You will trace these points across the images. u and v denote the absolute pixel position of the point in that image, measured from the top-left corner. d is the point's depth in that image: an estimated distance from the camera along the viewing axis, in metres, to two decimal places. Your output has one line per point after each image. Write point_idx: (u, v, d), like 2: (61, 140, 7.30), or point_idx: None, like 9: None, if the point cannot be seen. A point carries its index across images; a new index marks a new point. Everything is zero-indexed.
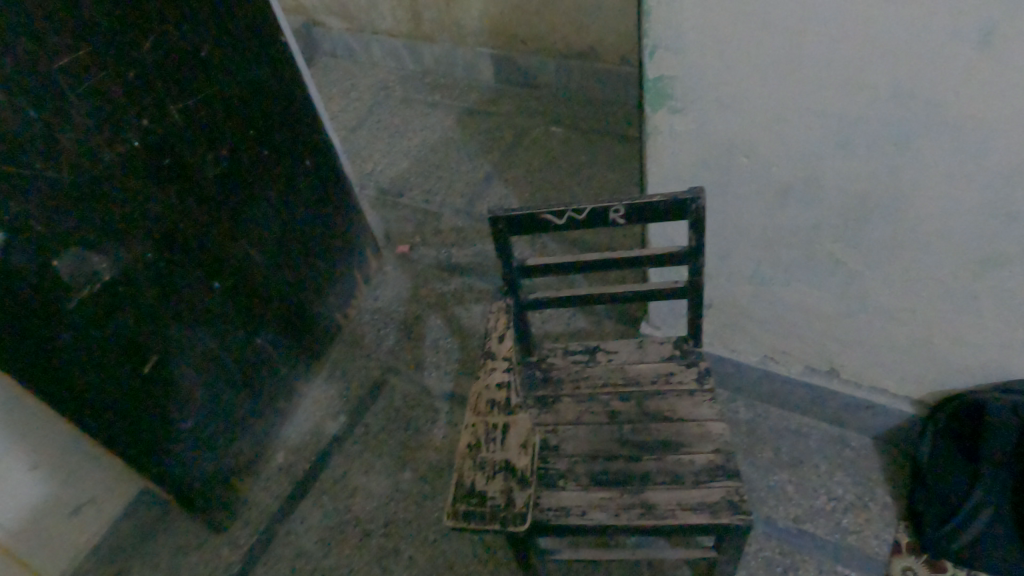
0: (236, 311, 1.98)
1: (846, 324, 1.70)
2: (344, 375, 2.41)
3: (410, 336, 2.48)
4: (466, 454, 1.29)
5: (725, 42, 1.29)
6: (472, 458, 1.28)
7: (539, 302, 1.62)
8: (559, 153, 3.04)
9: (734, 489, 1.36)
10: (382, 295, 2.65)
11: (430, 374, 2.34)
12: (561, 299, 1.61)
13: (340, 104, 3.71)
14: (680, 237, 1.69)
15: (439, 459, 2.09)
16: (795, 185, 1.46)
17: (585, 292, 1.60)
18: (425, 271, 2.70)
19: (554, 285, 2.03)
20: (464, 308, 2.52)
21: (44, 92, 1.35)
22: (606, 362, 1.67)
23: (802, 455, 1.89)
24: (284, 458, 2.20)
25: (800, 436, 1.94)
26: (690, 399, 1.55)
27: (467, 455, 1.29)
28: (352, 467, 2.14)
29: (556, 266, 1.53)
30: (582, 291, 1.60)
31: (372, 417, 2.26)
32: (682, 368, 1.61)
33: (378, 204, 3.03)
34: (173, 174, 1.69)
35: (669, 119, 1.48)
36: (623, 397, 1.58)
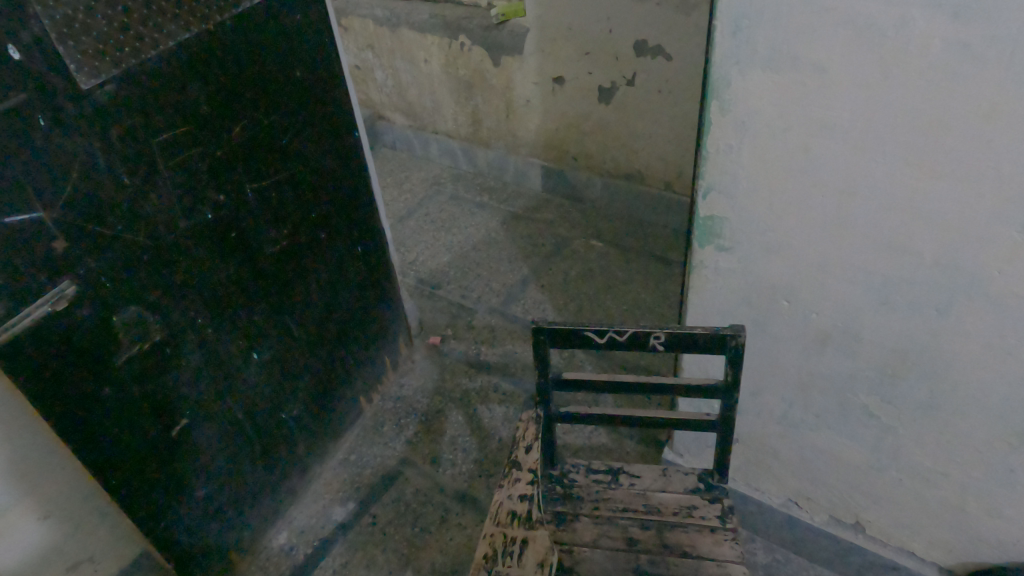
0: (267, 383, 2.01)
1: (876, 479, 1.67)
2: (359, 460, 2.39)
3: (429, 429, 2.47)
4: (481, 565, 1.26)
5: (776, 194, 1.37)
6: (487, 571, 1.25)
7: (569, 415, 1.61)
8: (596, 266, 3.12)
9: None
10: (408, 383, 2.67)
11: (445, 471, 2.32)
12: (591, 416, 1.60)
13: (393, 194, 3.89)
14: (714, 369, 1.71)
15: (443, 562, 2.04)
16: (834, 335, 1.49)
17: (616, 411, 1.59)
18: (453, 364, 2.73)
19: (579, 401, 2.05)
20: (486, 407, 2.52)
21: (141, 161, 1.46)
22: (628, 485, 1.65)
23: None
24: (287, 538, 2.16)
25: None
26: (712, 535, 1.51)
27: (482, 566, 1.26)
28: (354, 558, 2.08)
29: (590, 383, 1.54)
30: (613, 409, 1.60)
31: (381, 508, 2.22)
32: (705, 502, 1.58)
33: (416, 293, 3.11)
34: (236, 246, 1.78)
35: (714, 256, 1.54)
36: (643, 524, 1.55)
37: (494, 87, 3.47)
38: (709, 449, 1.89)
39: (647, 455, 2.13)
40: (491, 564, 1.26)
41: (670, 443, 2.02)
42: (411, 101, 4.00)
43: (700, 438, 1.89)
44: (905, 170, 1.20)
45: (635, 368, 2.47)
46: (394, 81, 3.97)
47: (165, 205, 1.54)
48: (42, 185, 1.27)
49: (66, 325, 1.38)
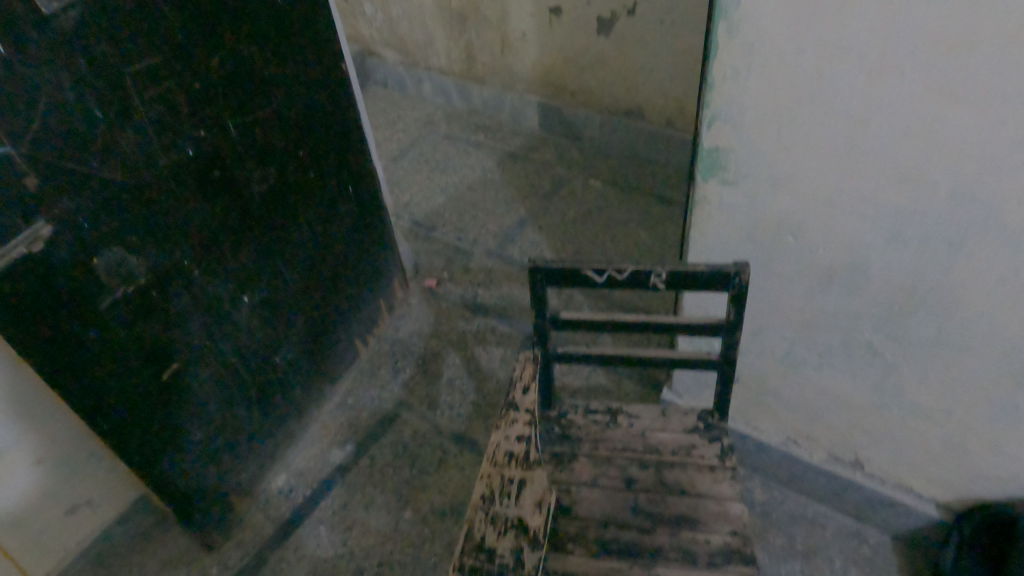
0: (259, 326, 1.97)
1: (877, 417, 1.65)
2: (356, 402, 2.38)
3: (426, 371, 2.45)
4: (478, 506, 1.25)
5: (785, 123, 1.29)
6: (483, 512, 1.24)
7: (566, 355, 1.56)
8: (595, 207, 3.05)
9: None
10: (404, 326, 2.64)
11: (442, 413, 2.30)
12: (589, 356, 1.55)
13: (385, 133, 3.78)
14: (715, 308, 1.67)
15: (441, 503, 2.05)
16: (841, 272, 1.44)
17: (616, 351, 1.55)
18: (449, 307, 2.69)
19: (576, 342, 2.02)
20: (484, 350, 2.50)
21: (114, 94, 1.38)
22: (626, 426, 1.63)
23: (817, 546, 1.83)
24: (286, 481, 2.16)
25: (815, 525, 1.88)
26: (711, 475, 1.50)
27: (478, 507, 1.25)
28: (353, 499, 2.09)
29: (589, 323, 1.49)
30: (613, 348, 1.56)
31: (379, 450, 2.22)
32: (704, 442, 1.57)
33: (411, 235, 3.04)
34: (221, 185, 1.71)
35: (718, 190, 1.48)
36: (641, 464, 1.54)
37: (488, 21, 3.32)
38: (709, 389, 1.87)
39: (646, 395, 2.11)
40: (487, 504, 1.25)
41: (669, 383, 2.00)
42: (403, 35, 3.84)
43: (700, 378, 1.87)
44: (924, 94, 1.13)
45: (635, 309, 2.43)
46: (384, 14, 3.80)
47: (143, 141, 1.47)
48: (8, 119, 1.20)
49: (44, 268, 1.32)
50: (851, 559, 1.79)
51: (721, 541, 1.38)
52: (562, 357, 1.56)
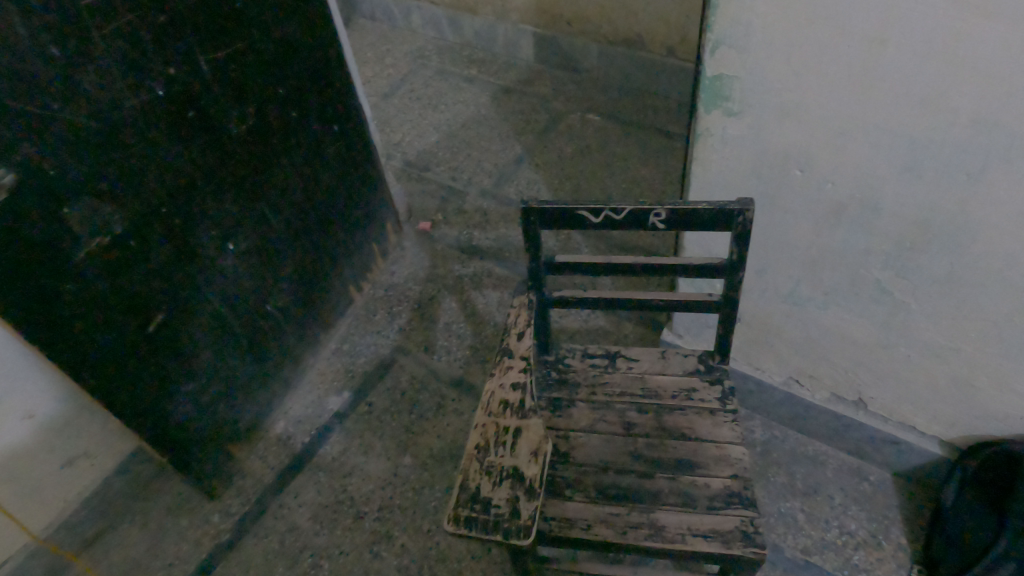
0: (246, 274, 1.91)
1: (883, 355, 1.61)
2: (352, 349, 2.35)
3: (423, 316, 2.41)
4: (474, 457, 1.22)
5: (795, 46, 1.20)
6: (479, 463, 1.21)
7: (562, 299, 1.50)
8: (593, 143, 2.94)
9: (748, 518, 1.31)
10: (399, 271, 2.58)
11: (439, 357, 2.27)
12: (586, 300, 1.50)
13: (375, 69, 3.63)
14: (717, 247, 1.61)
15: (440, 448, 2.04)
16: (850, 207, 1.37)
17: (614, 294, 1.49)
18: (445, 250, 2.63)
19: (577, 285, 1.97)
20: (480, 293, 2.45)
21: (71, 29, 1.28)
22: (625, 369, 1.59)
23: (817, 484, 1.83)
24: (284, 428, 2.15)
25: (816, 464, 1.87)
26: (711, 418, 1.47)
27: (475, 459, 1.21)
28: (352, 445, 2.08)
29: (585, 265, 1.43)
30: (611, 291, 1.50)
31: (376, 396, 2.20)
32: (704, 385, 1.53)
33: (403, 176, 2.95)
34: (195, 126, 1.62)
35: (722, 122, 1.39)
36: (640, 409, 1.51)
37: None
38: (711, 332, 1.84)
39: (647, 337, 2.08)
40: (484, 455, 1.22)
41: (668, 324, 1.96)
42: None
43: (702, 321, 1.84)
44: (949, 9, 1.03)
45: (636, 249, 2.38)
46: None
47: (107, 80, 1.37)
48: None
49: (10, 219, 1.26)
50: (851, 496, 1.79)
51: (721, 485, 1.36)
52: (557, 301, 1.51)
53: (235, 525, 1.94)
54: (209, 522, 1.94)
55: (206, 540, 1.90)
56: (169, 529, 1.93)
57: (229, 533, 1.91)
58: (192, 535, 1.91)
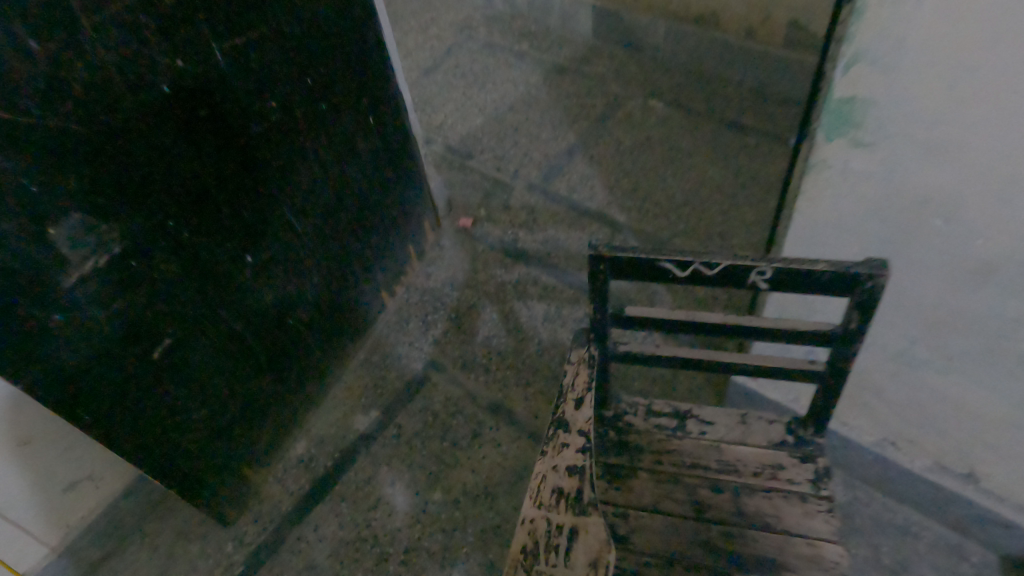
0: (267, 286, 1.71)
1: (1010, 435, 1.34)
2: (381, 361, 2.15)
3: (460, 327, 2.19)
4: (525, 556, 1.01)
5: (966, 70, 0.91)
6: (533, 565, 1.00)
7: (629, 354, 1.27)
8: (655, 135, 2.65)
9: None
10: (436, 273, 2.36)
11: (476, 377, 2.06)
12: (657, 357, 1.25)
13: (417, 40, 3.35)
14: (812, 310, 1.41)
15: (474, 484, 1.84)
16: (1003, 268, 1.09)
17: (692, 352, 1.24)
18: (486, 251, 2.39)
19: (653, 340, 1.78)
20: (524, 304, 2.21)
21: (54, 17, 1.05)
22: (697, 435, 1.35)
23: (907, 561, 1.58)
24: (306, 449, 1.98)
25: (906, 536, 1.62)
26: (801, 506, 1.23)
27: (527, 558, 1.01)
28: (378, 474, 1.90)
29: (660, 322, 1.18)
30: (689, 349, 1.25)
31: (406, 418, 2.00)
32: (792, 462, 1.29)
33: (444, 163, 2.70)
34: (211, 127, 1.39)
35: (845, 154, 1.11)
36: (715, 488, 1.27)
37: None
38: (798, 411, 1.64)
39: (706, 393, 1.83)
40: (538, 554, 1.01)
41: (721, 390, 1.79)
42: None
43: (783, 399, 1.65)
44: None
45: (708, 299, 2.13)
46: None
47: (101, 77, 1.15)
48: None
49: None
50: None
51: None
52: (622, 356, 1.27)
53: (250, 557, 1.78)
54: (223, 552, 1.79)
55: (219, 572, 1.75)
56: (180, 557, 1.79)
57: (243, 566, 1.76)
58: (204, 565, 1.77)
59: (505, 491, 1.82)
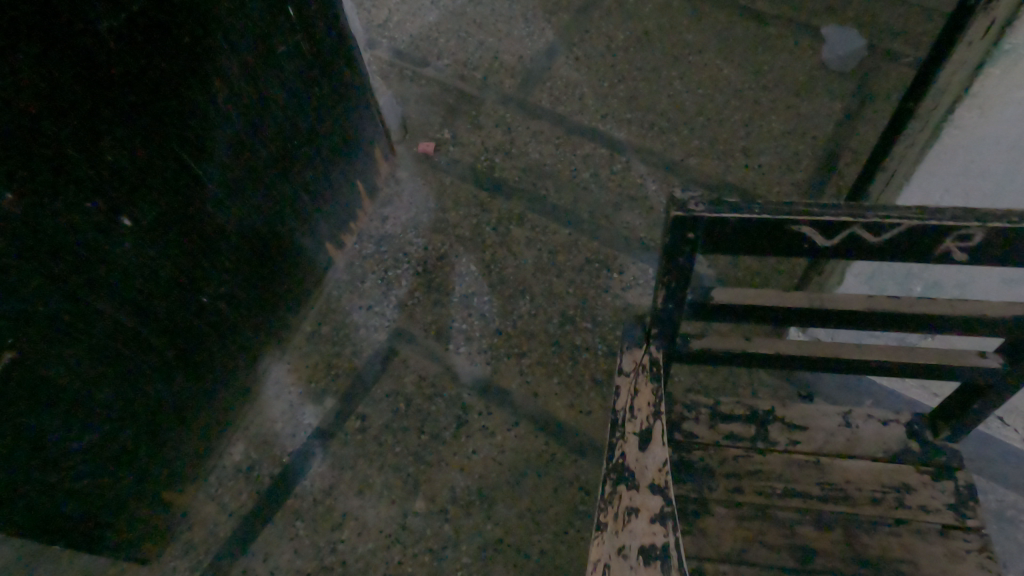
0: (169, 256, 1.21)
1: None
2: (334, 332, 1.71)
3: (430, 283, 1.75)
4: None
5: None
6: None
7: (704, 354, 0.89)
8: (653, 29, 2.17)
9: None
10: (394, 214, 1.89)
11: (457, 348, 1.65)
12: (746, 356, 0.88)
13: None
14: (910, 279, 1.11)
15: (465, 487, 1.46)
16: None
17: (798, 346, 0.87)
18: (455, 184, 1.92)
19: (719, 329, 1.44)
20: (509, 250, 1.78)
21: None
22: (786, 446, 0.98)
23: None
24: (245, 454, 1.55)
25: None
26: (943, 545, 0.89)
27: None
28: (341, 481, 1.50)
29: (768, 312, 0.78)
30: (795, 342, 0.87)
31: (372, 406, 1.59)
32: (922, 481, 0.93)
33: (393, 72, 2.17)
34: (39, 31, 0.86)
35: None
36: (820, 524, 0.92)
37: None
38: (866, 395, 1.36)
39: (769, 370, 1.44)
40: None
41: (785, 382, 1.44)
42: None
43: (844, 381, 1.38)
44: None
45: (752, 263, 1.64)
46: None
47: None
48: None
49: None
50: None
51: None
52: (696, 355, 0.90)
53: None
54: None
55: None
56: None
57: None
58: None
59: (505, 494, 1.44)
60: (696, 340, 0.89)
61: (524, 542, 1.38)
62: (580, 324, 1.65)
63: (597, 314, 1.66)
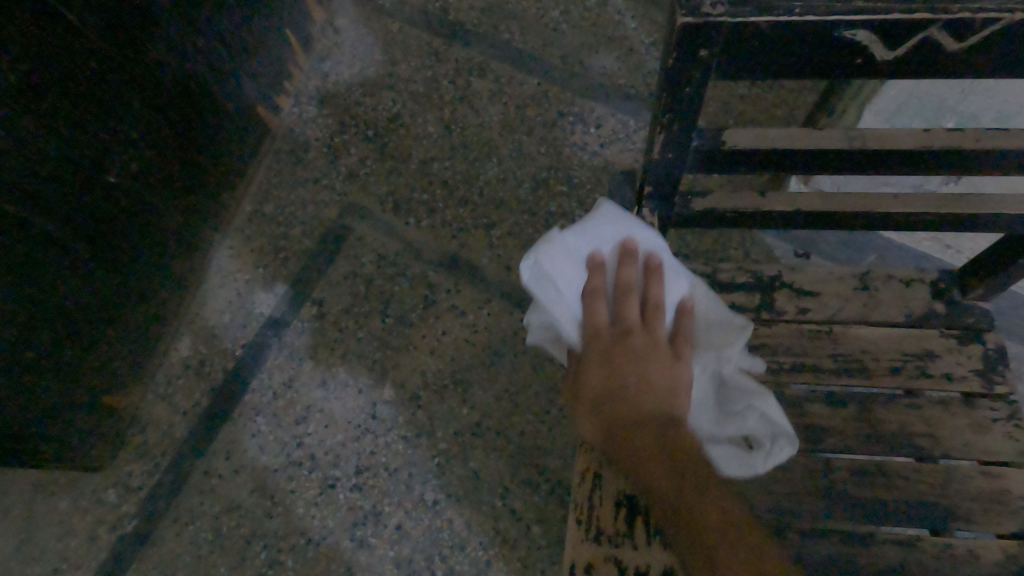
0: (39, 114, 0.99)
1: None
2: (279, 209, 1.52)
3: (384, 148, 1.55)
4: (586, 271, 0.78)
5: None
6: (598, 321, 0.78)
7: (710, 213, 0.75)
8: None
9: None
10: (336, 69, 1.63)
11: (418, 220, 1.48)
12: (761, 215, 0.75)
13: None
14: (941, 113, 1.02)
15: (436, 370, 1.35)
16: None
17: (825, 199, 0.73)
18: (404, 30, 1.65)
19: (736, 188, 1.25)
20: (471, 107, 1.56)
21: None
22: (795, 315, 0.86)
23: None
24: (193, 348, 1.41)
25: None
26: (967, 414, 0.80)
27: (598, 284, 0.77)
28: (302, 371, 1.38)
29: (790, 160, 0.63)
30: (816, 195, 0.73)
31: (328, 289, 1.43)
32: (947, 346, 0.83)
33: None
34: None
35: None
36: (832, 399, 0.82)
37: None
38: (867, 251, 1.32)
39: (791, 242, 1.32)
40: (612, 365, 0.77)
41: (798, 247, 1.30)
42: None
43: (844, 238, 1.31)
44: None
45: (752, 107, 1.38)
46: None
47: None
48: None
49: None
50: None
51: (995, 555, 0.75)
52: (701, 216, 0.76)
53: (143, 504, 1.30)
54: (104, 503, 1.30)
55: (103, 533, 1.28)
56: (43, 517, 1.29)
57: (136, 520, 1.28)
58: (81, 523, 1.28)
59: (481, 376, 1.34)
60: (701, 199, 0.75)
61: (504, 425, 1.29)
62: (554, 188, 1.47)
63: (573, 175, 1.48)
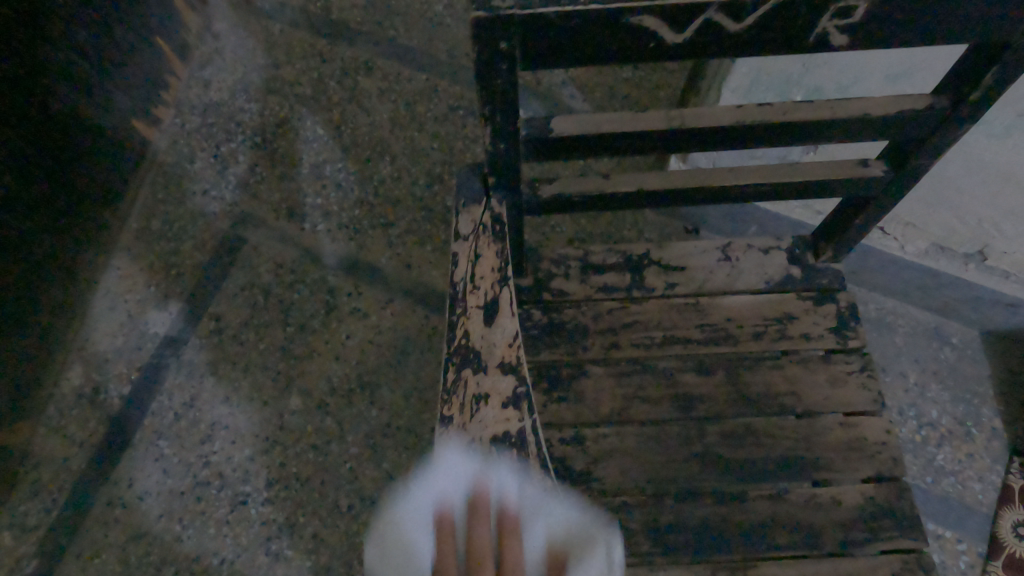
0: None
1: None
2: (167, 225, 1.47)
3: (273, 154, 1.51)
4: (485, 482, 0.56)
5: None
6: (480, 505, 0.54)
7: (561, 198, 0.77)
8: None
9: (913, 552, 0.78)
10: (217, 76, 1.58)
11: (314, 225, 1.46)
12: (610, 197, 0.77)
13: None
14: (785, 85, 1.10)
15: (342, 374, 1.34)
16: None
17: (670, 177, 0.76)
18: (286, 31, 1.62)
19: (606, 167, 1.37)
20: (359, 106, 1.55)
21: None
22: (663, 291, 0.90)
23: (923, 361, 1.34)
24: (85, 377, 1.35)
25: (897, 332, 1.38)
26: (825, 369, 0.85)
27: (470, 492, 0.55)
28: (204, 388, 1.34)
29: (617, 142, 0.65)
30: (659, 174, 0.76)
31: (225, 303, 1.40)
32: (805, 308, 0.88)
33: None
34: None
35: None
36: (702, 367, 0.86)
37: None
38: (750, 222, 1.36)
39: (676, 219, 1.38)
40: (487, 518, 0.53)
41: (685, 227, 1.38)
42: None
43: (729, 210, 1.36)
44: None
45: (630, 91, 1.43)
46: None
47: None
48: None
49: None
50: (929, 371, 1.34)
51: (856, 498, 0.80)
52: (555, 202, 0.78)
53: (42, 545, 1.23)
54: None
55: None
56: None
57: (36, 561, 1.21)
58: None
59: (388, 375, 1.34)
60: (549, 185, 0.77)
61: (415, 422, 1.30)
62: (449, 183, 1.48)
63: None
